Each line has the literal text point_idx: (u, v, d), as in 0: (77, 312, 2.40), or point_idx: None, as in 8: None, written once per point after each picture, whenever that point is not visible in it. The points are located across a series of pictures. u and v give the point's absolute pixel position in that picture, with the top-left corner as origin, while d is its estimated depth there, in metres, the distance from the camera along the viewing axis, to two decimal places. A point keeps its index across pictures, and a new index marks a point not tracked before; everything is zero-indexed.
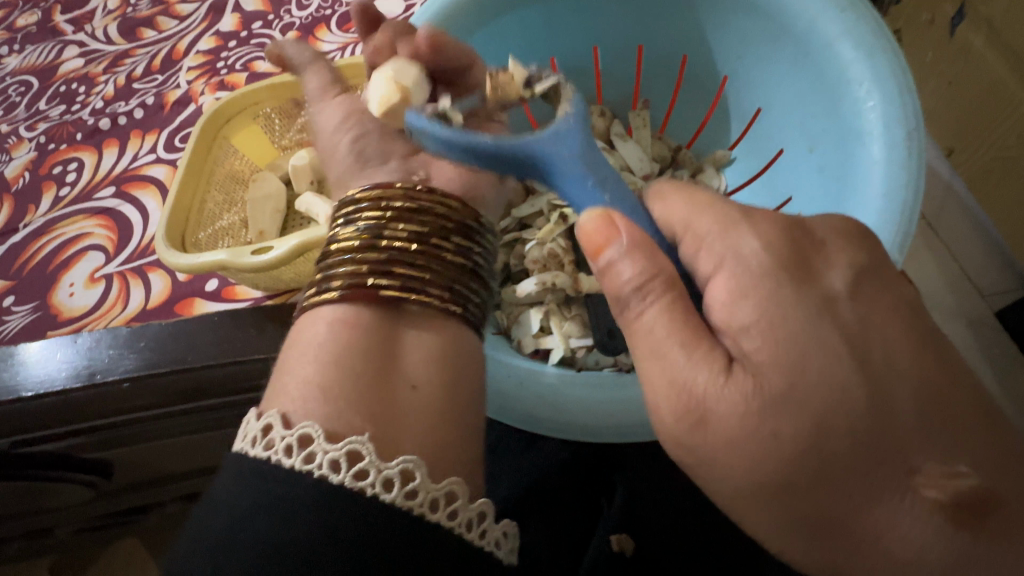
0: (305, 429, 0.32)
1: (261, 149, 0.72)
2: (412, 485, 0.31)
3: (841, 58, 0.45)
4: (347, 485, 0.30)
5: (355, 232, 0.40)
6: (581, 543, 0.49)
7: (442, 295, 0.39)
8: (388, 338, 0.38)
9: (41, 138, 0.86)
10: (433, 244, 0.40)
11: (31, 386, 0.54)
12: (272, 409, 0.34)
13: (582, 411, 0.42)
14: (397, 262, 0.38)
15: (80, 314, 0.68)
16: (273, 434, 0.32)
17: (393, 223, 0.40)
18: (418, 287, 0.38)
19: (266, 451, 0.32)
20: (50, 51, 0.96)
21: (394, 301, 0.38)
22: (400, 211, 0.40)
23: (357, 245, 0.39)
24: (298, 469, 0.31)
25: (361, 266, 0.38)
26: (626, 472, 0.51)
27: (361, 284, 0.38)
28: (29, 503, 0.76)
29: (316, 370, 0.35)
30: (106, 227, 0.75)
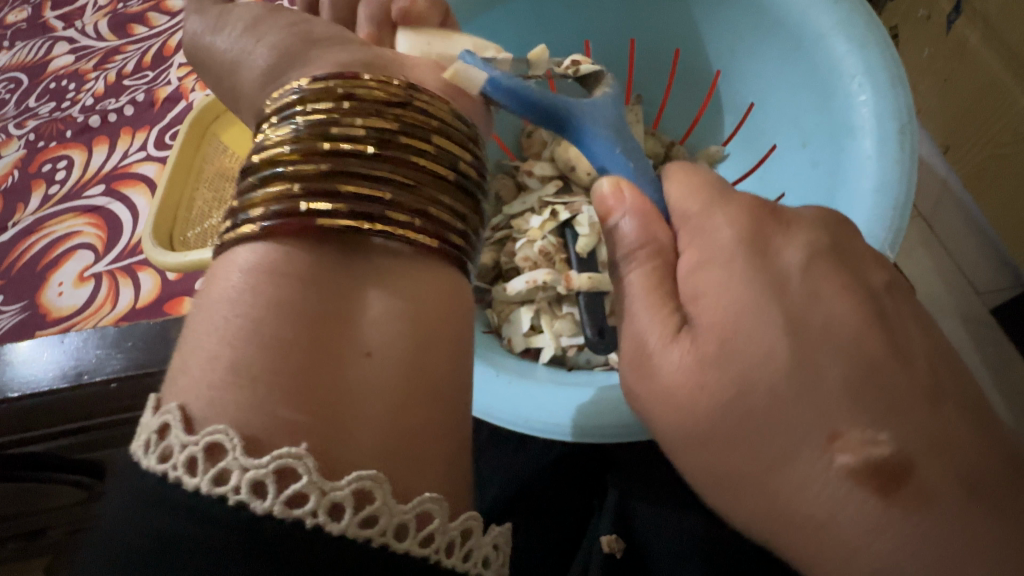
0: (215, 437, 0.26)
1: (248, 144, 0.68)
2: (369, 508, 0.26)
3: (833, 52, 0.45)
4: (277, 514, 0.24)
5: (292, 134, 0.33)
6: (572, 544, 0.49)
7: (406, 217, 0.32)
8: (336, 287, 0.31)
9: (30, 135, 0.85)
10: (395, 148, 0.34)
11: (17, 387, 0.53)
12: (172, 403, 0.28)
13: (568, 407, 0.42)
14: (345, 175, 0.32)
15: (68, 313, 0.68)
16: (169, 442, 0.26)
17: (345, 121, 0.34)
18: (376, 209, 0.32)
19: (161, 465, 0.26)
20: (40, 48, 0.95)
21: (342, 228, 0.31)
22: (360, 105, 0.34)
23: (294, 152, 0.33)
24: (205, 492, 0.25)
25: (295, 179, 0.32)
26: (619, 471, 0.50)
27: (297, 198, 0.31)
28: (20, 504, 0.76)
29: (242, 332, 0.29)
30: (95, 225, 0.75)
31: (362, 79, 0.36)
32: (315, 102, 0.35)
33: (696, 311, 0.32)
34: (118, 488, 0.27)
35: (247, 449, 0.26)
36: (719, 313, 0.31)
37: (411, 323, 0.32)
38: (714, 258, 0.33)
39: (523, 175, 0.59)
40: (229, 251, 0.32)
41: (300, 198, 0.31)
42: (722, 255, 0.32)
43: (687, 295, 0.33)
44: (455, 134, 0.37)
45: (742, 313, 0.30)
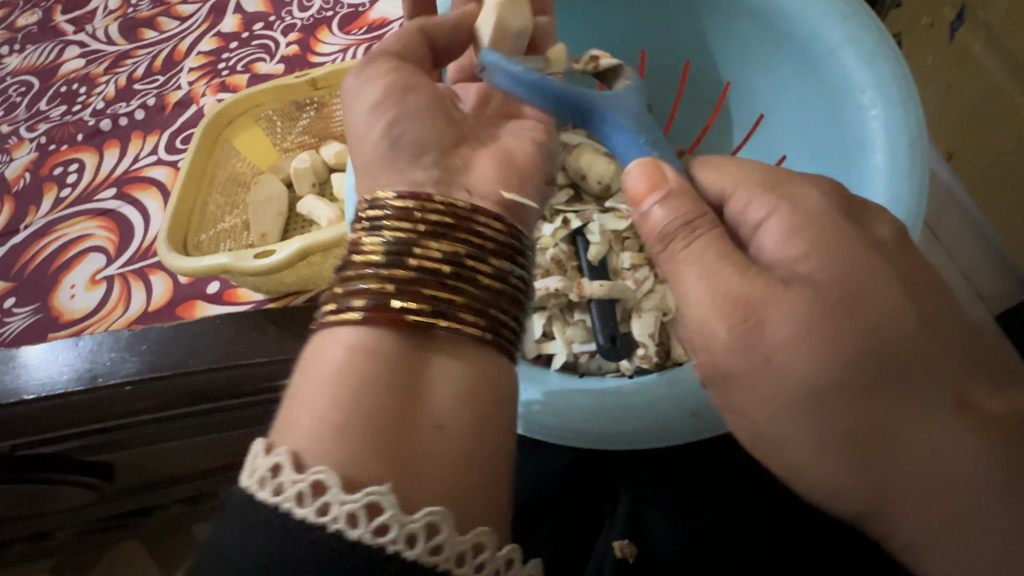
0: (319, 475, 0.29)
1: (263, 151, 0.72)
2: (438, 538, 0.29)
3: (844, 66, 0.45)
4: (367, 542, 0.27)
5: (384, 246, 0.37)
6: (584, 551, 0.49)
7: (474, 321, 0.36)
8: (413, 363, 0.35)
9: (42, 139, 0.86)
10: (467, 265, 0.37)
11: (33, 389, 0.54)
12: (282, 447, 0.31)
13: (583, 417, 0.41)
14: (427, 286, 0.36)
15: (81, 316, 0.68)
16: (280, 479, 0.29)
17: (428, 240, 0.37)
18: (450, 314, 0.36)
19: (274, 498, 0.28)
20: (51, 52, 0.96)
21: (421, 326, 0.35)
22: (436, 226, 0.38)
23: (382, 259, 0.36)
24: (312, 521, 0.27)
25: (385, 283, 0.36)
26: (629, 477, 0.50)
27: (386, 301, 0.35)
28: (29, 506, 0.76)
29: (338, 411, 0.32)
30: (107, 228, 0.75)
31: (439, 197, 0.39)
32: (399, 218, 0.38)
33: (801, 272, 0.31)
34: (225, 514, 0.30)
35: (344, 486, 0.29)
36: (828, 268, 0.30)
37: (476, 411, 0.35)
38: (805, 223, 0.32)
39: None
40: (330, 329, 0.36)
41: (391, 297, 0.35)
42: (812, 218, 0.32)
43: (780, 254, 0.32)
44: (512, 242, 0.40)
45: (856, 269, 0.30)
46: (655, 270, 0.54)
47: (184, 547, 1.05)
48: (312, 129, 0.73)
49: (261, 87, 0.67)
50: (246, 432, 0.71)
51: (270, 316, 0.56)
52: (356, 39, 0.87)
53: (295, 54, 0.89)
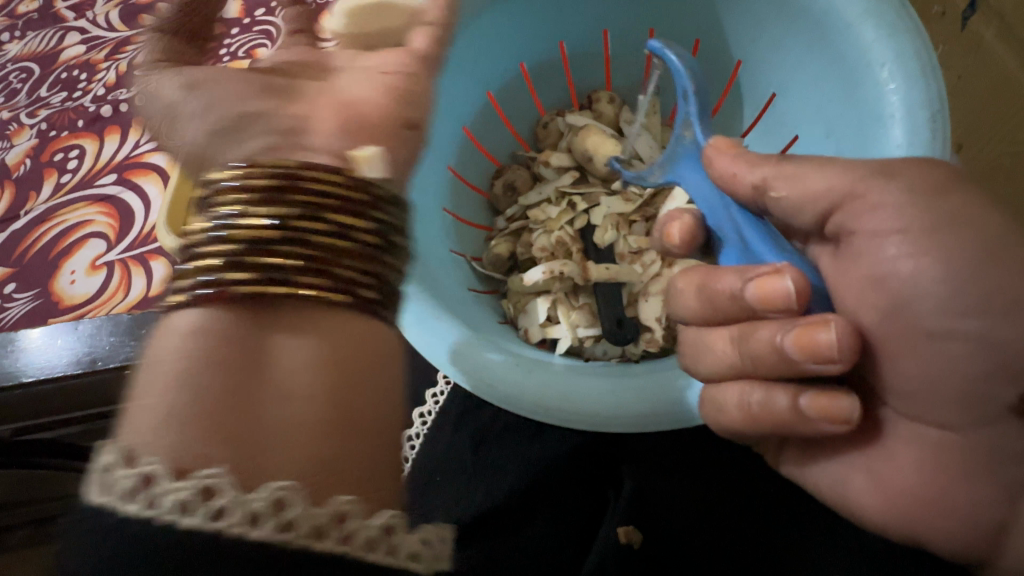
0: (145, 468, 0.25)
1: None
2: (287, 514, 0.25)
3: (860, 40, 0.44)
4: (203, 528, 0.24)
5: (208, 223, 0.31)
6: (585, 534, 0.48)
7: (324, 284, 0.30)
8: (246, 353, 0.28)
9: (42, 125, 0.85)
10: (302, 223, 0.30)
11: (32, 372, 0.53)
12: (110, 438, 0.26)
13: (591, 398, 0.40)
14: (256, 253, 0.30)
15: (80, 301, 0.68)
16: (155, 485, 0.24)
17: (255, 205, 0.31)
18: (291, 277, 0.29)
19: (100, 498, 0.25)
20: (51, 38, 0.95)
21: (258, 296, 0.29)
22: (264, 188, 0.31)
23: (206, 228, 0.30)
24: (141, 516, 0.24)
25: (209, 257, 0.30)
26: (634, 463, 0.50)
27: (213, 274, 0.29)
28: (32, 491, 0.76)
29: (149, 403, 0.26)
30: (107, 214, 0.75)
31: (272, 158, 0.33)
32: (223, 188, 0.31)
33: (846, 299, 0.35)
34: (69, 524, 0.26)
35: (174, 473, 0.25)
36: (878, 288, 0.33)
37: (334, 376, 0.29)
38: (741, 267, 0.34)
39: (539, 166, 0.58)
40: (159, 324, 0.30)
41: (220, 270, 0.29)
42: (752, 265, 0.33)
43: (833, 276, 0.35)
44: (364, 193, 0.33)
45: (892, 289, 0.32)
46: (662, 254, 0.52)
47: None
48: None
49: None
50: None
51: None
52: None
53: None
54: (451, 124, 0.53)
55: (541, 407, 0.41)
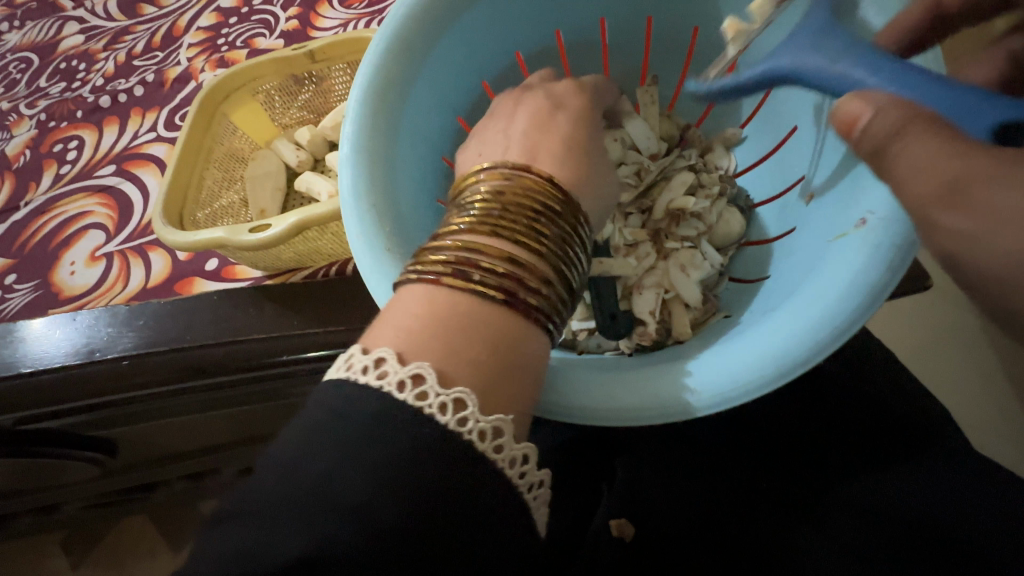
0: (416, 368, 0.30)
1: (260, 126, 0.71)
2: (423, 386, 0.29)
3: (857, 27, 0.43)
4: (410, 405, 0.29)
5: (470, 218, 0.36)
6: (583, 523, 0.50)
7: (536, 305, 0.34)
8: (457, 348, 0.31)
9: (41, 116, 0.85)
10: (535, 247, 0.36)
11: (31, 362, 0.54)
12: (383, 345, 0.31)
13: (610, 392, 0.40)
14: (525, 269, 0.35)
15: (80, 292, 0.68)
16: (386, 368, 0.30)
17: (539, 223, 0.37)
18: (514, 288, 0.33)
19: (378, 381, 0.30)
20: (50, 28, 0.94)
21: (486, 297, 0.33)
22: (516, 204, 0.37)
23: (498, 241, 0.35)
24: (373, 388, 0.30)
25: (494, 250, 0.34)
26: (626, 456, 0.52)
27: (484, 261, 0.34)
28: (38, 479, 0.78)
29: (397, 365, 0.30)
30: (106, 205, 0.75)
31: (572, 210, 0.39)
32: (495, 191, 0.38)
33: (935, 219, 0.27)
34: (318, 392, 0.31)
35: (441, 378, 0.30)
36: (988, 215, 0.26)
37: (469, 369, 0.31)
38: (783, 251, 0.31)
39: None
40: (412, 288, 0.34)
41: (470, 255, 0.34)
42: None
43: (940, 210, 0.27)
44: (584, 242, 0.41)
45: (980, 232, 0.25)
46: (658, 247, 0.53)
47: (193, 522, 1.10)
48: (310, 105, 0.73)
49: (249, 64, 0.65)
50: (248, 408, 0.72)
51: (266, 292, 0.56)
52: (356, 15, 0.85)
53: (295, 29, 0.87)
54: (442, 114, 0.52)
55: (587, 414, 0.39)
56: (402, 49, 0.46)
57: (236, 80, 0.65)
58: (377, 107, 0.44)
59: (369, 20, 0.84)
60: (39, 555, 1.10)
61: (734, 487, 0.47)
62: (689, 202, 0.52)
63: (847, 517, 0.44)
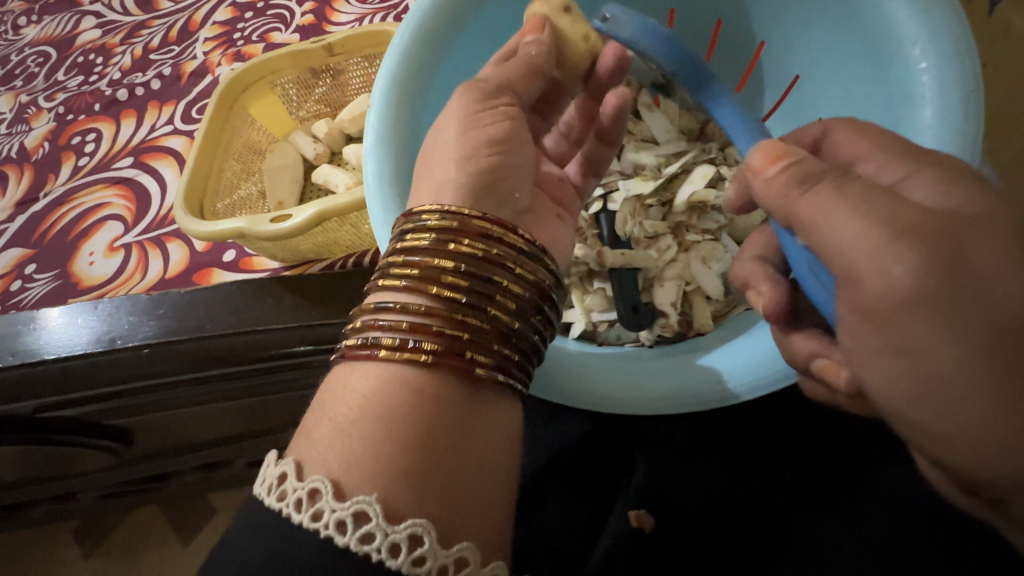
0: (360, 506, 0.29)
1: (277, 118, 0.71)
2: (367, 526, 0.28)
3: (891, 17, 0.42)
4: (353, 550, 0.28)
5: (409, 277, 0.35)
6: (596, 521, 0.48)
7: (489, 364, 0.34)
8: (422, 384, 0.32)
9: (60, 108, 0.86)
10: (482, 302, 0.35)
11: (53, 350, 0.54)
12: (317, 474, 0.30)
13: (620, 383, 0.40)
14: (468, 333, 0.34)
15: (99, 283, 0.69)
16: (320, 506, 0.29)
17: (484, 275, 0.35)
18: (462, 353, 0.33)
19: (315, 524, 0.29)
20: (67, 22, 0.95)
21: (433, 367, 0.33)
22: (455, 257, 0.35)
23: (439, 305, 0.34)
24: (306, 528, 0.29)
25: (433, 322, 0.34)
26: (649, 448, 0.50)
27: (424, 341, 0.33)
28: (53, 467, 0.78)
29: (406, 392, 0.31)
30: (124, 197, 0.76)
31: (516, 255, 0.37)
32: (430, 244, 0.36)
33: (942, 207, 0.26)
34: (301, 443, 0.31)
35: (388, 519, 0.29)
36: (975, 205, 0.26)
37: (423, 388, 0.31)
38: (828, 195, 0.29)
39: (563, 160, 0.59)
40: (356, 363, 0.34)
41: (407, 335, 0.33)
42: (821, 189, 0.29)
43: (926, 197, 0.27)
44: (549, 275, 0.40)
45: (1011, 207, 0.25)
46: (679, 239, 0.53)
47: (202, 513, 1.11)
48: (327, 98, 0.73)
49: (268, 56, 0.66)
50: (262, 399, 0.72)
51: (286, 283, 0.56)
52: (371, 9, 0.86)
53: (310, 24, 0.88)
54: None
55: (602, 399, 0.40)
56: (426, 42, 0.46)
57: (256, 72, 0.66)
58: (401, 99, 0.45)
59: (385, 15, 0.85)
60: (51, 544, 1.11)
61: (755, 481, 0.47)
62: (710, 194, 0.53)
63: (878, 514, 0.43)
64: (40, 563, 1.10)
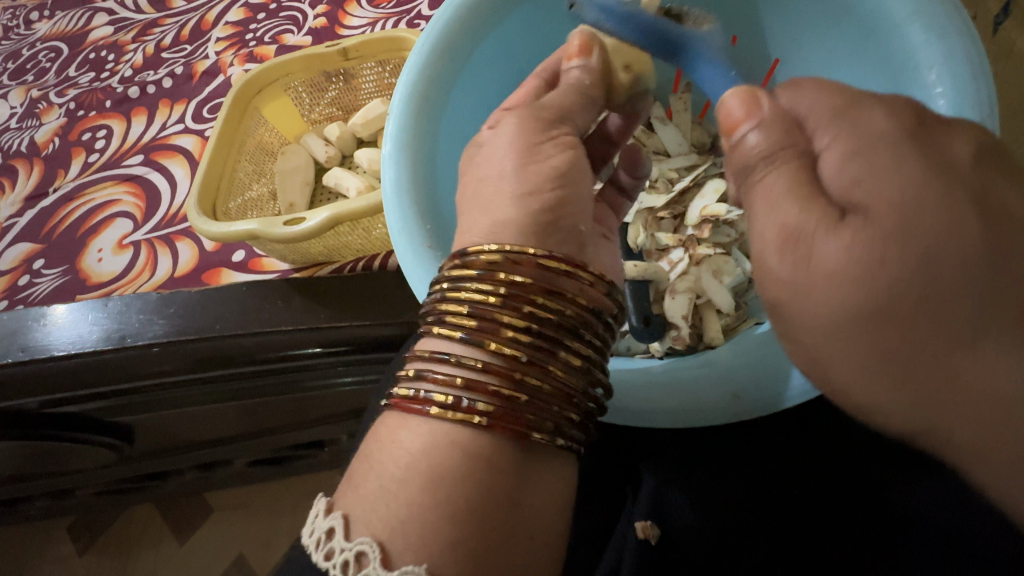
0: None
1: (290, 121, 0.72)
2: None
3: (908, 41, 0.43)
4: None
5: (464, 327, 0.34)
6: (604, 531, 0.49)
7: (542, 425, 0.33)
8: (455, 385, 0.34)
9: (71, 104, 0.87)
10: (540, 356, 0.34)
11: (62, 347, 0.54)
12: (364, 535, 0.30)
13: (630, 395, 0.41)
14: (524, 391, 0.33)
15: (107, 279, 0.69)
16: (365, 573, 0.29)
17: (543, 328, 0.34)
18: (519, 411, 0.33)
19: None
20: (80, 19, 0.96)
21: (486, 425, 0.32)
22: (515, 307, 0.34)
23: (497, 362, 0.33)
24: None
25: (491, 379, 0.33)
26: (653, 460, 0.51)
27: (478, 402, 0.32)
28: (53, 463, 0.78)
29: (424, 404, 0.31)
30: (134, 194, 0.76)
31: (578, 301, 0.36)
32: (486, 292, 0.35)
33: (857, 200, 0.27)
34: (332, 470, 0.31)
35: None
36: (891, 193, 0.25)
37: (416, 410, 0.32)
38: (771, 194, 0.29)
39: None
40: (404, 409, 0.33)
41: (462, 393, 0.33)
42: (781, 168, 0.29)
43: (841, 182, 0.27)
44: (611, 313, 0.39)
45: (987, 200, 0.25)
46: (690, 252, 0.53)
47: (198, 512, 1.11)
48: (338, 101, 0.73)
49: (281, 59, 0.66)
50: (265, 400, 0.72)
51: (298, 285, 0.56)
52: (384, 13, 0.86)
53: (322, 26, 0.88)
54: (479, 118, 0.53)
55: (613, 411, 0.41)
56: (445, 54, 0.47)
57: (268, 75, 0.66)
58: (419, 109, 0.46)
59: (397, 19, 0.85)
60: (44, 540, 1.11)
61: (761, 494, 0.47)
62: (721, 209, 0.53)
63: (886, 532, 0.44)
64: (33, 558, 1.10)
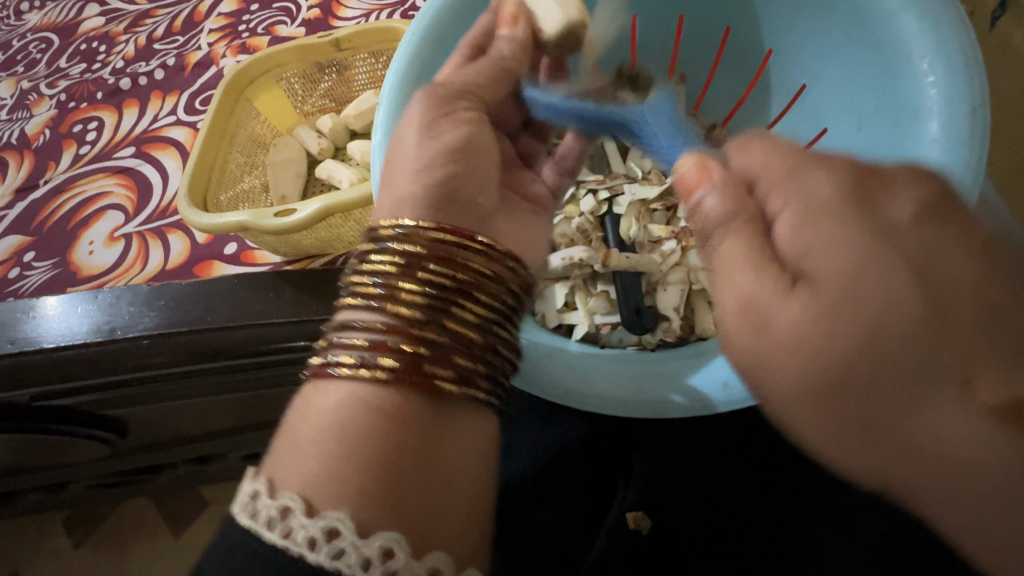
0: (333, 522, 0.29)
1: (283, 113, 0.71)
2: (339, 542, 0.28)
3: (901, 30, 0.42)
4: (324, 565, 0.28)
5: (369, 290, 0.37)
6: (594, 521, 0.49)
7: (445, 375, 0.35)
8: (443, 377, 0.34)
9: (62, 96, 0.86)
10: (442, 311, 0.36)
11: (52, 339, 0.54)
12: (289, 490, 0.30)
13: (589, 373, 0.41)
14: (428, 345, 0.35)
15: (98, 272, 0.68)
16: (292, 524, 0.29)
17: (439, 285, 0.37)
18: (421, 363, 0.34)
19: (285, 542, 0.29)
20: (71, 9, 0.95)
21: (393, 376, 0.34)
22: (413, 267, 0.37)
23: (398, 323, 0.35)
24: (277, 544, 0.29)
25: (392, 337, 0.35)
26: (644, 451, 0.51)
27: (382, 357, 0.34)
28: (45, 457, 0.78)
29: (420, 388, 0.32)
30: (126, 186, 0.75)
31: (479, 261, 0.39)
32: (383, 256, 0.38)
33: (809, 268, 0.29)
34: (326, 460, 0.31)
35: (362, 532, 0.29)
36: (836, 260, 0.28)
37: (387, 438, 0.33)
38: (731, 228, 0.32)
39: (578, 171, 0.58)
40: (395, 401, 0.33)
41: (366, 352, 0.34)
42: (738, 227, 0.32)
43: (794, 250, 0.30)
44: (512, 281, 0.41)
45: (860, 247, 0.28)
46: (682, 243, 0.52)
47: (192, 506, 1.11)
48: (332, 93, 0.73)
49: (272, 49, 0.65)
50: (258, 394, 0.72)
51: (288, 277, 0.56)
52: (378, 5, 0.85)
53: (316, 18, 0.88)
54: None
55: (581, 393, 0.40)
56: (435, 42, 0.47)
57: (260, 66, 0.66)
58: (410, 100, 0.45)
59: (391, 11, 0.84)
60: (36, 534, 1.10)
61: (749, 485, 0.48)
62: None
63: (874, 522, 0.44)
64: (26, 552, 1.10)
